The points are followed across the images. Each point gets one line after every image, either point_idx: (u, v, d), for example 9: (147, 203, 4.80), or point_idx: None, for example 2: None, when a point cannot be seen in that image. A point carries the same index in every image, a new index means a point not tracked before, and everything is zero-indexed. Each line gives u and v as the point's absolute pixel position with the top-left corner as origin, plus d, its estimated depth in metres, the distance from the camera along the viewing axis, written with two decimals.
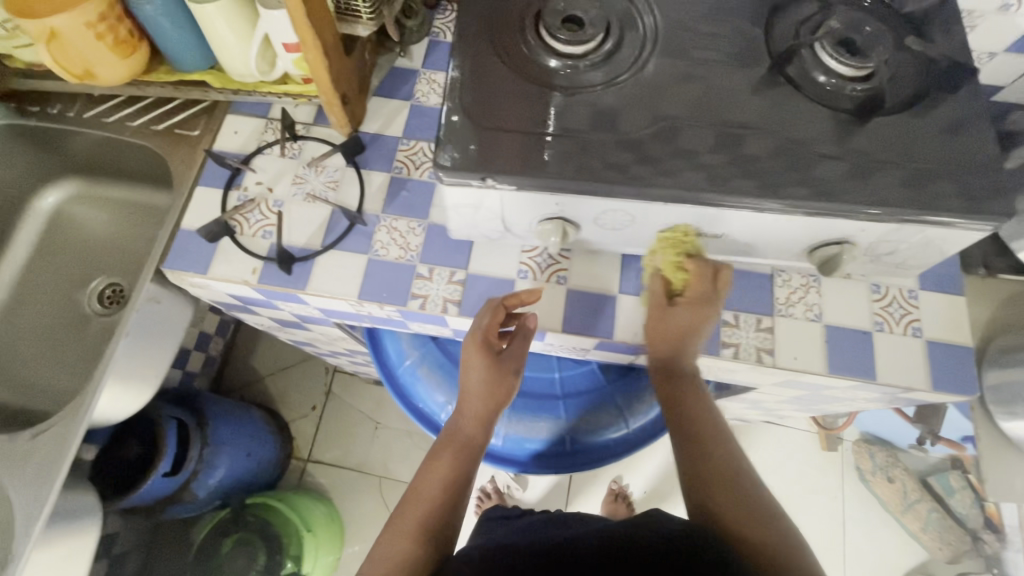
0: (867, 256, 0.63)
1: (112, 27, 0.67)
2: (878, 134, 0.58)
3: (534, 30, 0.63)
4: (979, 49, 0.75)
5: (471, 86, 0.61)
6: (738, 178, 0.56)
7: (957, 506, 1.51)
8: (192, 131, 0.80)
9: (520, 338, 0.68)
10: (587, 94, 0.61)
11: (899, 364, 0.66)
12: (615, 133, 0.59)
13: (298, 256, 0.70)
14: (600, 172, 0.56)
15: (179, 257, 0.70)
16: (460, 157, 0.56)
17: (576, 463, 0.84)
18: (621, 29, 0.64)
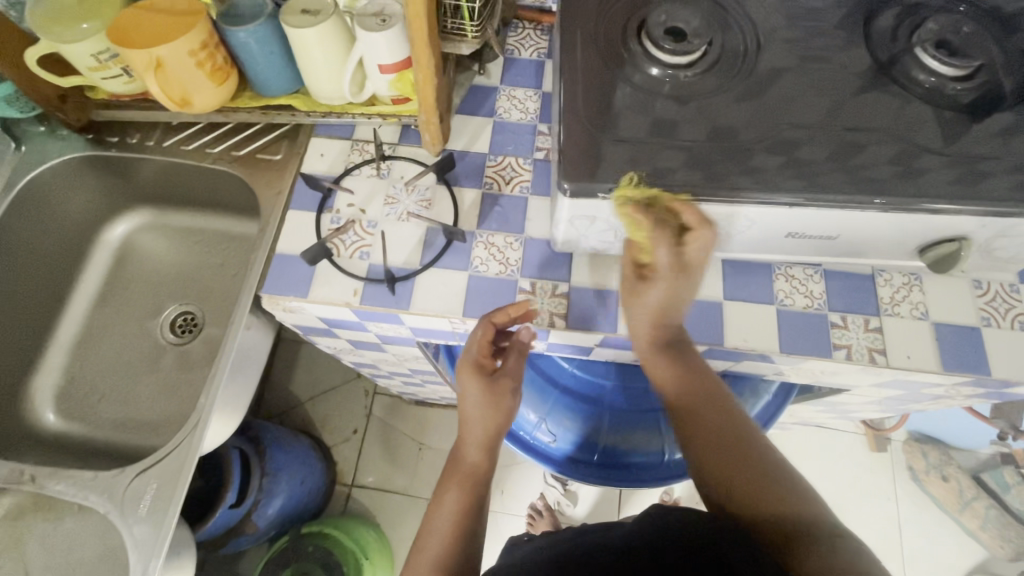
0: (979, 253, 0.63)
1: (210, 54, 0.67)
2: (989, 130, 0.59)
3: (637, 40, 0.64)
4: None
5: (582, 99, 0.61)
6: (864, 178, 0.56)
7: (1014, 501, 1.50)
8: (275, 156, 0.80)
9: (512, 355, 0.69)
10: (696, 102, 0.62)
11: (1012, 359, 0.66)
12: (732, 140, 0.59)
13: (399, 276, 0.70)
14: (724, 180, 0.56)
15: (277, 282, 0.70)
16: (584, 169, 0.57)
17: (673, 476, 0.82)
18: (720, 39, 0.65)
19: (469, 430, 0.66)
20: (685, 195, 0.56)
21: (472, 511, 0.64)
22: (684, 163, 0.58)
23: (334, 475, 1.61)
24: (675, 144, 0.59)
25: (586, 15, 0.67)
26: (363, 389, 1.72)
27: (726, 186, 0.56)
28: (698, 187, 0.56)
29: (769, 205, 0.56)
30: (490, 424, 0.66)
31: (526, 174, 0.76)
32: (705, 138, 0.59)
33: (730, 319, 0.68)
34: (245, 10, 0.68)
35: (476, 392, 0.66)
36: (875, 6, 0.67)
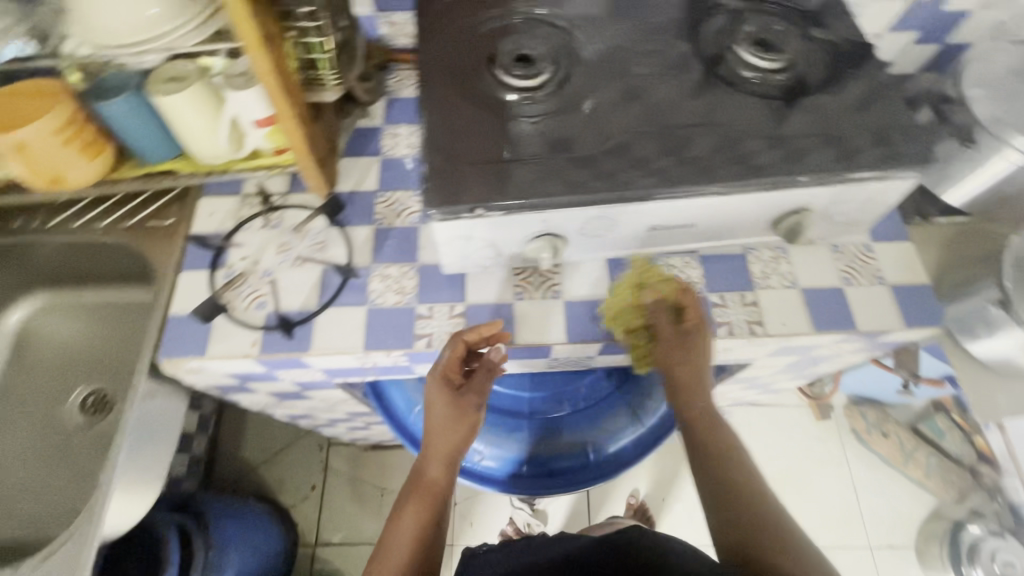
0: (823, 220, 0.70)
1: (77, 130, 0.69)
2: (808, 112, 0.66)
3: (491, 71, 0.70)
4: (869, 29, 0.88)
5: (444, 130, 0.65)
6: (702, 168, 0.62)
7: (950, 446, 1.56)
8: (166, 221, 0.80)
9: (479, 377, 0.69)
10: (548, 118, 0.67)
11: (874, 311, 0.73)
12: (584, 149, 0.64)
13: (297, 320, 0.71)
14: (577, 186, 0.61)
15: (174, 345, 0.69)
16: (449, 193, 0.60)
17: (600, 474, 0.84)
18: (565, 60, 0.71)
19: (436, 448, 0.68)
20: (543, 205, 0.61)
21: (432, 529, 0.65)
22: (541, 175, 0.62)
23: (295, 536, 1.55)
24: (532, 159, 0.63)
25: (442, 53, 0.72)
26: (317, 443, 1.68)
27: (579, 192, 0.61)
28: (554, 196, 0.60)
29: (621, 203, 0.61)
30: (454, 441, 0.68)
31: (416, 206, 0.79)
32: (559, 150, 0.64)
33: (620, 315, 0.72)
34: (111, 83, 0.69)
35: (447, 408, 0.67)
36: (701, 17, 0.75)
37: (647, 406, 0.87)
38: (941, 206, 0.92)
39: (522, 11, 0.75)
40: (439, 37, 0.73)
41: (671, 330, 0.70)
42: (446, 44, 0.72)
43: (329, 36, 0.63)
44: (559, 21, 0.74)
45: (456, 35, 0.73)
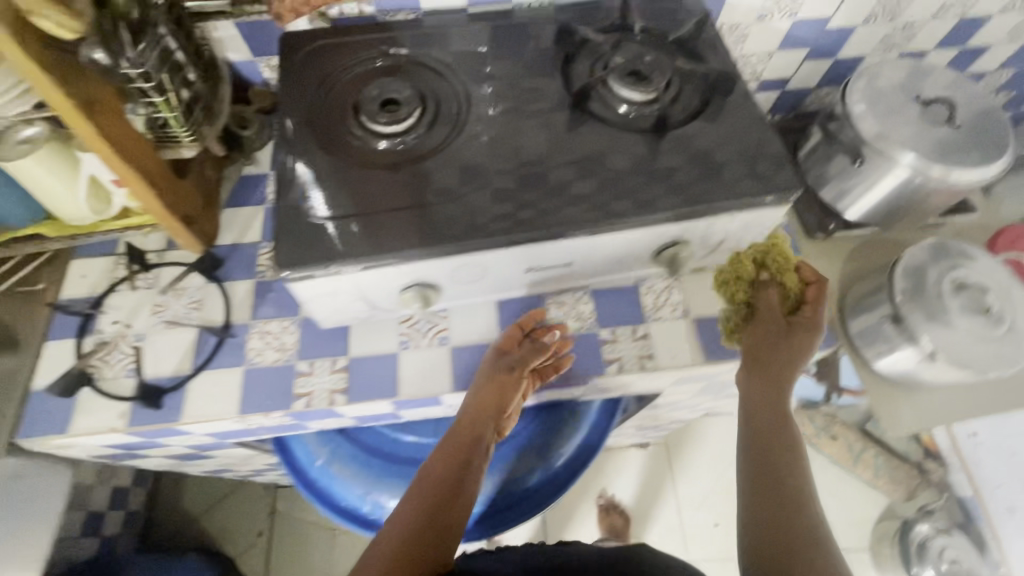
0: (700, 249, 0.69)
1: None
2: (676, 143, 0.65)
3: (355, 119, 0.67)
4: (756, 51, 0.95)
5: (306, 182, 0.63)
6: (571, 209, 0.60)
7: (894, 443, 1.60)
8: (36, 285, 0.76)
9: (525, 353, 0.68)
10: (409, 163, 0.65)
11: None
12: (449, 195, 0.62)
13: (170, 386, 0.69)
14: (433, 237, 0.59)
15: (37, 422, 0.68)
16: (302, 249, 0.58)
17: (503, 519, 0.88)
18: (432, 101, 0.69)
19: (477, 418, 0.67)
20: (396, 259, 0.58)
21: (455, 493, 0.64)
22: (397, 227, 0.59)
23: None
24: (393, 208, 0.61)
25: (300, 102, 0.70)
26: (263, 487, 1.63)
27: (433, 244, 0.58)
28: (412, 248, 0.58)
29: (483, 252, 0.59)
30: (490, 415, 0.67)
31: None
32: (427, 197, 0.62)
33: None
34: None
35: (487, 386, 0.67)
36: (573, 50, 0.74)
37: (549, 447, 0.90)
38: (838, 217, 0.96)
39: (391, 53, 0.73)
40: (296, 86, 0.71)
41: (774, 312, 0.64)
42: (315, 91, 0.70)
43: (170, 92, 0.64)
44: (430, 61, 0.72)
45: (317, 84, 0.71)
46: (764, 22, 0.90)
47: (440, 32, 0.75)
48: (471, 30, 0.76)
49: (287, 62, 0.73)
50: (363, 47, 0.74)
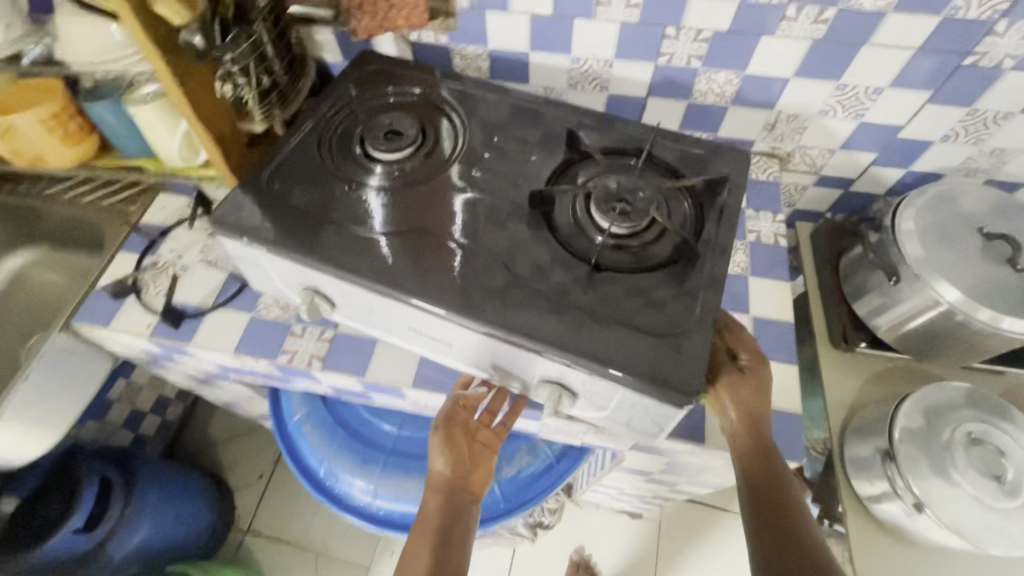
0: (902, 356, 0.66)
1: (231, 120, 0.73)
2: None
3: (584, 201, 0.65)
4: (1018, 173, 0.84)
5: (433, 205, 0.65)
6: (635, 347, 0.55)
7: None
8: None
9: (464, 406, 0.68)
10: (563, 255, 0.62)
11: (942, 467, 0.67)
12: (554, 283, 0.60)
13: (358, 345, 0.74)
14: (474, 310, 0.57)
15: (223, 335, 0.75)
16: (380, 260, 0.60)
17: None
18: (664, 235, 0.64)
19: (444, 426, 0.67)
20: (432, 312, 0.58)
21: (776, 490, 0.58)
22: (446, 279, 0.59)
23: (228, 519, 1.54)
24: (503, 265, 0.61)
25: (526, 169, 0.70)
26: None
27: (457, 311, 0.57)
28: (467, 312, 0.57)
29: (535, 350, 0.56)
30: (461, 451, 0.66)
31: None
32: (545, 277, 0.60)
33: None
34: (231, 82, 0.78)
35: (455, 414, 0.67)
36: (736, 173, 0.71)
37: None
38: None
39: (676, 174, 0.71)
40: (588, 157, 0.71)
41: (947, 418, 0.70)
42: (499, 139, 0.72)
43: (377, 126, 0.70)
44: (694, 192, 0.67)
45: (582, 163, 0.71)
46: None
47: (711, 165, 0.71)
48: (691, 152, 0.73)
49: (483, 105, 0.76)
50: (662, 156, 0.72)
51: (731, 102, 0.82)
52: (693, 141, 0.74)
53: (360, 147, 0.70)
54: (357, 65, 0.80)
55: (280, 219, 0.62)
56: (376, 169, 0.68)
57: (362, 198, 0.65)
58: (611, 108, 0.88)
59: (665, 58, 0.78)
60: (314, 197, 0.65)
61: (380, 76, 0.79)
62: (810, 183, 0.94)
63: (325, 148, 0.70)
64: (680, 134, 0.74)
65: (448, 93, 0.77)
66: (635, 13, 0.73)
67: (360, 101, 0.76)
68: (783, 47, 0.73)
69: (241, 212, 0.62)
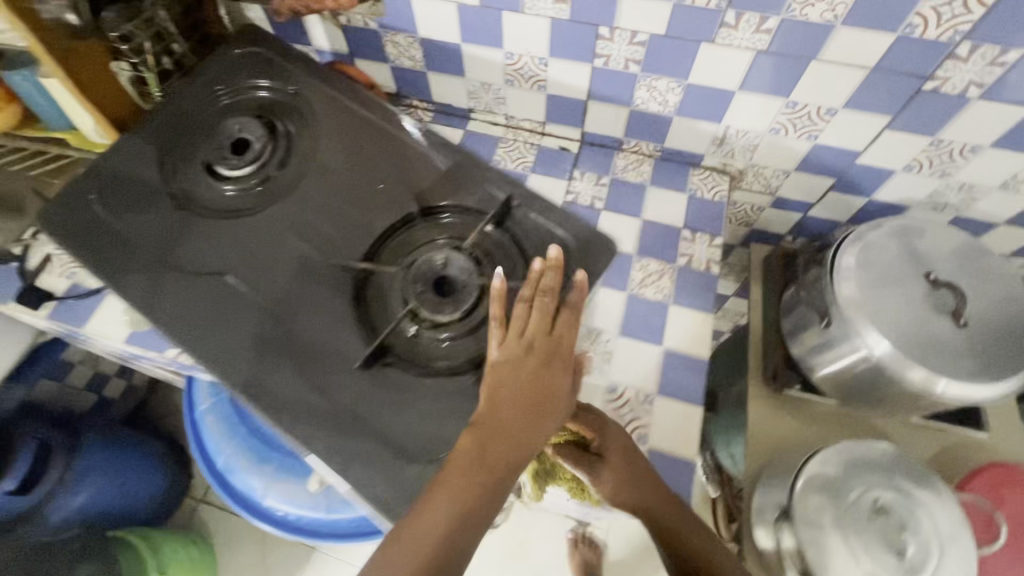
0: None
1: (128, 100, 0.70)
2: None
3: (402, 273, 0.57)
4: (990, 214, 0.75)
5: (245, 244, 0.60)
6: (377, 451, 0.51)
7: None
8: None
9: (565, 313, 0.54)
10: (353, 332, 0.56)
11: (838, 532, 0.62)
12: (337, 355, 0.55)
13: None
14: (241, 375, 0.54)
15: (114, 322, 0.73)
16: (173, 308, 0.57)
17: None
18: (479, 326, 0.56)
19: (509, 351, 0.51)
20: (202, 367, 0.55)
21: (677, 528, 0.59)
22: (232, 337, 0.55)
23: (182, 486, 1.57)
24: (295, 323, 0.56)
25: (352, 221, 0.61)
26: None
27: (221, 374, 0.54)
28: (233, 378, 0.54)
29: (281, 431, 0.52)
30: (561, 362, 0.53)
31: None
32: (329, 349, 0.55)
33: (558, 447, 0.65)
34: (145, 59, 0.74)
35: (528, 324, 0.53)
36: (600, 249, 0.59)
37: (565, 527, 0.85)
38: (1014, 441, 0.75)
39: (521, 260, 0.59)
40: (434, 218, 0.60)
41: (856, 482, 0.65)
42: (347, 178, 0.63)
43: (214, 144, 0.64)
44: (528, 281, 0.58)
45: (425, 224, 0.60)
46: (1010, 192, 0.71)
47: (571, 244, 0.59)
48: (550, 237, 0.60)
49: (349, 132, 0.66)
50: (517, 233, 0.60)
51: (675, 112, 0.76)
52: (560, 219, 0.60)
53: (197, 168, 0.64)
54: (233, 55, 0.71)
55: (92, 240, 0.60)
56: (200, 202, 0.63)
57: (177, 232, 0.61)
58: (552, 108, 0.82)
59: (602, 60, 0.71)
60: (131, 221, 0.61)
61: (248, 61, 0.70)
62: (767, 204, 0.87)
63: (162, 162, 0.65)
64: (550, 211, 0.61)
65: (317, 107, 0.67)
66: (564, 8, 0.66)
67: (213, 99, 0.68)
68: (726, 56, 0.66)
69: (67, 224, 0.61)
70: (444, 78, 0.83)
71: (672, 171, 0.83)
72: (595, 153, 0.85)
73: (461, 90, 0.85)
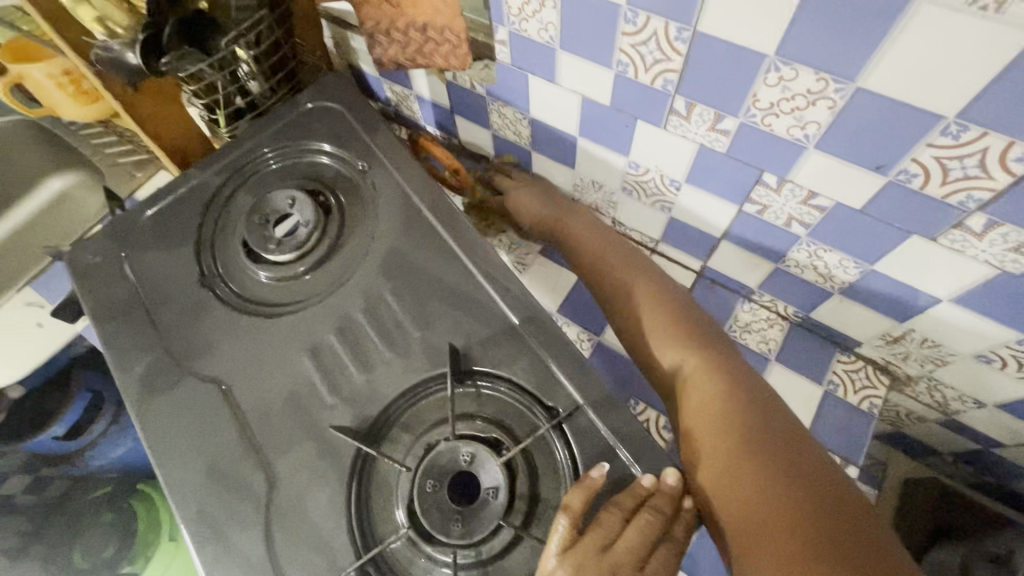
0: None
1: (188, 119, 0.65)
2: None
3: (419, 454, 0.45)
4: None
5: (256, 349, 0.50)
6: None
7: None
8: None
9: (665, 547, 0.41)
10: (338, 525, 0.44)
11: None
12: (308, 549, 0.43)
13: None
14: (201, 524, 0.44)
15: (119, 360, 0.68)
16: (157, 414, 0.48)
17: None
18: (493, 558, 0.42)
19: (585, 572, 0.38)
20: (167, 495, 0.46)
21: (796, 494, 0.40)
22: (207, 471, 0.46)
23: None
24: (274, 485, 0.45)
25: (378, 363, 0.49)
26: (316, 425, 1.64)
27: (182, 513, 0.45)
28: (196, 536, 0.44)
29: None
30: None
31: None
32: (302, 536, 0.43)
33: None
34: None
35: (616, 541, 0.40)
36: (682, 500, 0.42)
37: None
38: None
39: (569, 487, 0.43)
40: (475, 388, 0.47)
41: None
42: (390, 296, 0.51)
43: (257, 213, 0.55)
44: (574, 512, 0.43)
45: (460, 393, 0.47)
46: None
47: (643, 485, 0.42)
48: (616, 466, 0.43)
49: (406, 237, 0.53)
50: (573, 448, 0.44)
51: (839, 290, 0.55)
52: (633, 443, 0.43)
53: (236, 239, 0.56)
54: (309, 110, 0.60)
55: (111, 298, 0.53)
56: (227, 284, 0.54)
57: (191, 312, 0.52)
58: (673, 231, 0.64)
59: (755, 207, 0.53)
60: (153, 283, 0.54)
61: (323, 116, 0.60)
62: (933, 419, 0.63)
63: (204, 218, 0.56)
64: (626, 426, 0.44)
65: (379, 195, 0.55)
66: (723, 140, 0.48)
67: (275, 154, 0.59)
68: (943, 260, 0.45)
69: (88, 274, 0.54)
70: (548, 163, 0.68)
71: (812, 347, 0.63)
72: (713, 295, 0.66)
73: (566, 179, 0.69)
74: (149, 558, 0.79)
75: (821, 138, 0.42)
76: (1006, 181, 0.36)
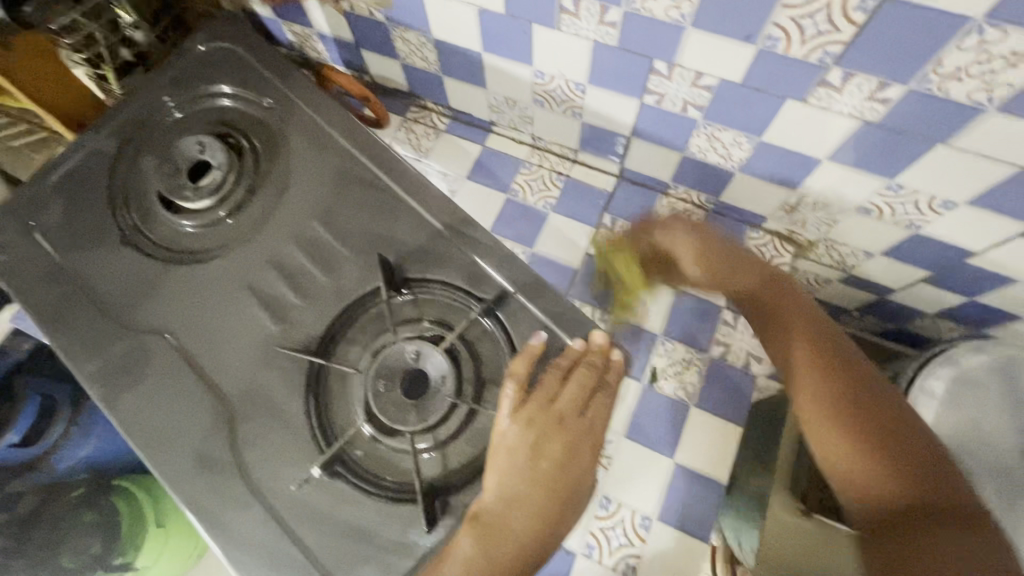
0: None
1: (72, 79, 0.61)
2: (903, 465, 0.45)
3: (367, 363, 0.48)
4: None
5: (194, 296, 0.51)
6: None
7: None
8: None
9: (603, 395, 0.46)
10: (301, 434, 0.47)
11: None
12: (277, 461, 0.46)
13: None
14: (169, 461, 0.46)
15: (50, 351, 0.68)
16: (103, 371, 0.48)
17: None
18: (449, 439, 0.46)
19: (534, 424, 0.43)
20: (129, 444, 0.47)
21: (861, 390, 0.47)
22: (166, 415, 0.47)
23: None
24: (234, 413, 0.47)
25: (316, 291, 0.50)
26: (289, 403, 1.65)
27: (147, 455, 0.46)
28: (167, 474, 0.46)
29: (209, 541, 0.45)
30: (588, 448, 0.44)
31: None
32: (269, 453, 0.46)
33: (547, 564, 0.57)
34: None
35: (558, 396, 0.45)
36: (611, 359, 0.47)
37: None
38: None
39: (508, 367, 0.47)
40: (412, 296, 0.50)
41: None
42: (317, 227, 0.52)
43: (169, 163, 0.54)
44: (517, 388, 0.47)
45: (398, 303, 0.50)
46: None
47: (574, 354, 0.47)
48: (548, 344, 0.47)
49: (324, 169, 0.54)
50: (508, 332, 0.48)
51: (739, 168, 0.60)
52: (561, 321, 0.48)
53: (152, 193, 0.55)
54: (203, 53, 0.58)
55: (28, 270, 0.52)
56: (151, 239, 0.54)
57: (120, 271, 0.52)
58: (588, 136, 0.67)
59: (653, 98, 0.56)
60: (71, 249, 0.52)
61: (220, 58, 0.58)
62: (837, 279, 0.71)
63: (113, 177, 0.55)
64: (553, 307, 0.48)
65: (292, 130, 0.55)
66: (612, 32, 0.50)
67: (176, 103, 0.57)
68: (816, 119, 0.49)
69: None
70: (461, 86, 0.68)
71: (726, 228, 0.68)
72: (633, 193, 0.70)
73: (481, 100, 0.70)
74: (138, 547, 0.80)
75: (695, 15, 0.45)
76: (851, 31, 0.41)
